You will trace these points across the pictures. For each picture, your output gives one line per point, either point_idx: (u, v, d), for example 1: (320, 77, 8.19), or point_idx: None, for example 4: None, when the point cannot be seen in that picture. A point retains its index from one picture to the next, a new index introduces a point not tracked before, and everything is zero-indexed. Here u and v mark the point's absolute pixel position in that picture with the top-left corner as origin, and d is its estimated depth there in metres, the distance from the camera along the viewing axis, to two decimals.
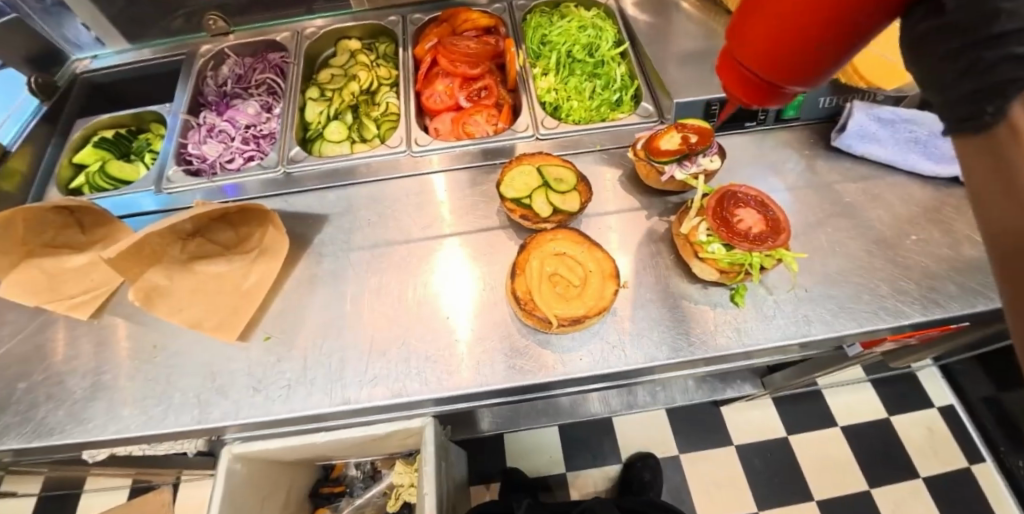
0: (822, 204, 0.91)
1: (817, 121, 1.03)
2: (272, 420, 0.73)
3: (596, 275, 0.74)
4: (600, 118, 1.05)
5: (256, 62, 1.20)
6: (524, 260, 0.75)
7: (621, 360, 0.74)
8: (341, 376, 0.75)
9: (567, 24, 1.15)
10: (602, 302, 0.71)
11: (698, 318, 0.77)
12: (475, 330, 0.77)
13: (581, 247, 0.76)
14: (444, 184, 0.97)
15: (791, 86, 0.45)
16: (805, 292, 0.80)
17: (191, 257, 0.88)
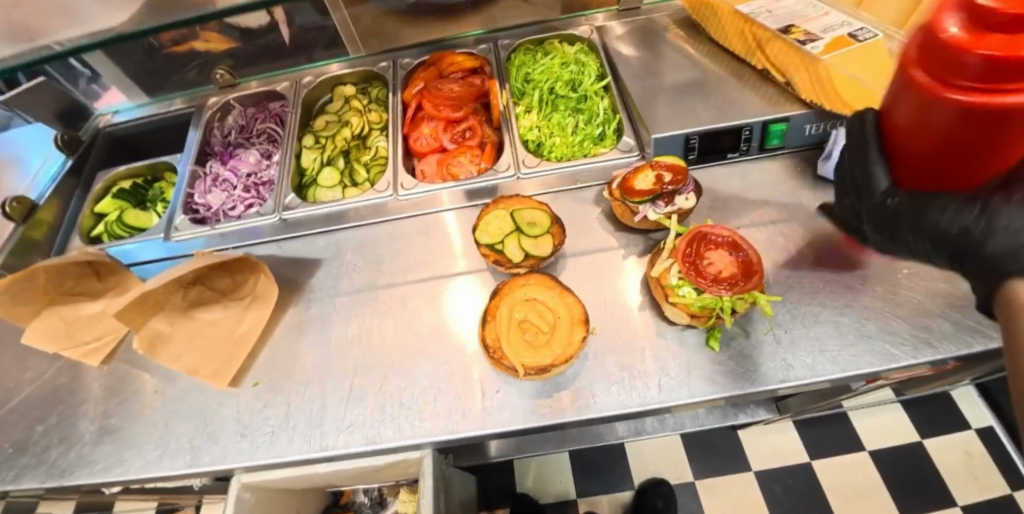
0: (806, 237, 0.89)
1: (804, 148, 1.01)
2: (258, 465, 0.77)
3: (565, 321, 0.74)
4: (582, 153, 1.06)
5: (257, 112, 1.27)
6: (495, 307, 0.77)
7: (593, 405, 0.74)
8: (321, 421, 0.78)
9: (550, 61, 1.17)
10: (569, 349, 0.72)
11: (672, 362, 0.77)
12: (450, 375, 0.79)
13: (552, 293, 0.77)
14: (456, 221, 1.01)
15: (945, 112, 0.38)
16: (783, 334, 0.79)
17: (192, 304, 0.93)
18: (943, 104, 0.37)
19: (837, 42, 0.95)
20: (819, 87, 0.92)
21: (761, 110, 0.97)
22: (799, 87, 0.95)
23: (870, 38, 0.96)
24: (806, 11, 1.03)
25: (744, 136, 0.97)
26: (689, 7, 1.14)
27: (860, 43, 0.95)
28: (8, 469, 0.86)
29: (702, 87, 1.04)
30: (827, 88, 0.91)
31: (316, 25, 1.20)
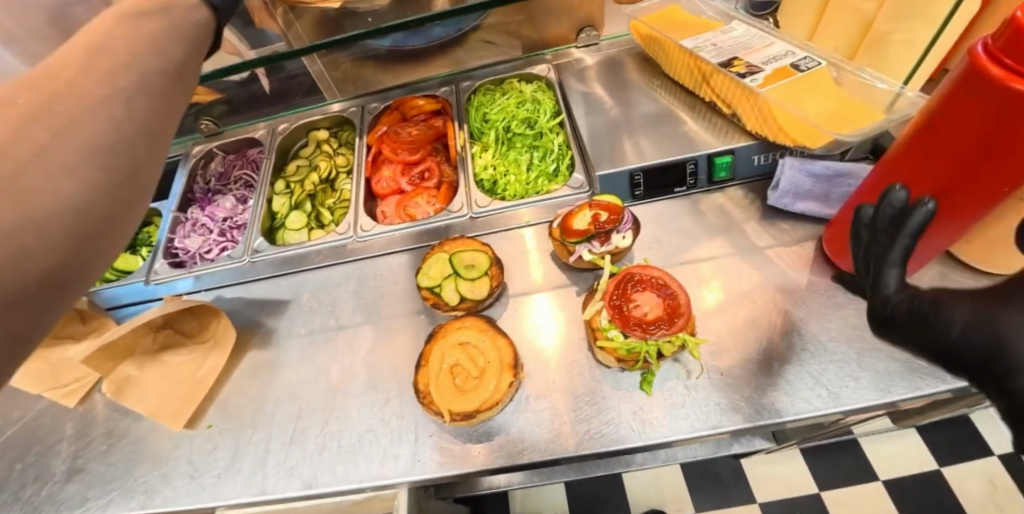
0: (751, 273, 0.88)
1: (755, 180, 1.01)
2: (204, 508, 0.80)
3: (494, 367, 0.75)
4: (534, 191, 1.08)
5: (237, 159, 1.34)
6: (429, 351, 0.79)
7: (558, 446, 0.73)
8: (262, 464, 0.80)
9: (507, 101, 1.21)
10: (495, 395, 0.72)
11: (607, 405, 0.76)
12: (389, 422, 0.81)
13: (485, 337, 0.78)
14: (386, 273, 1.02)
15: (992, 102, 0.55)
16: (753, 371, 0.77)
17: (161, 347, 0.97)
18: (992, 99, 0.55)
19: (779, 73, 0.95)
20: (763, 121, 0.94)
21: (706, 143, 0.98)
22: (745, 120, 0.97)
23: (813, 67, 0.95)
24: (751, 42, 1.04)
25: (689, 170, 0.97)
26: (639, 40, 1.18)
27: (802, 74, 0.94)
28: None
29: (651, 122, 1.05)
30: (770, 122, 0.92)
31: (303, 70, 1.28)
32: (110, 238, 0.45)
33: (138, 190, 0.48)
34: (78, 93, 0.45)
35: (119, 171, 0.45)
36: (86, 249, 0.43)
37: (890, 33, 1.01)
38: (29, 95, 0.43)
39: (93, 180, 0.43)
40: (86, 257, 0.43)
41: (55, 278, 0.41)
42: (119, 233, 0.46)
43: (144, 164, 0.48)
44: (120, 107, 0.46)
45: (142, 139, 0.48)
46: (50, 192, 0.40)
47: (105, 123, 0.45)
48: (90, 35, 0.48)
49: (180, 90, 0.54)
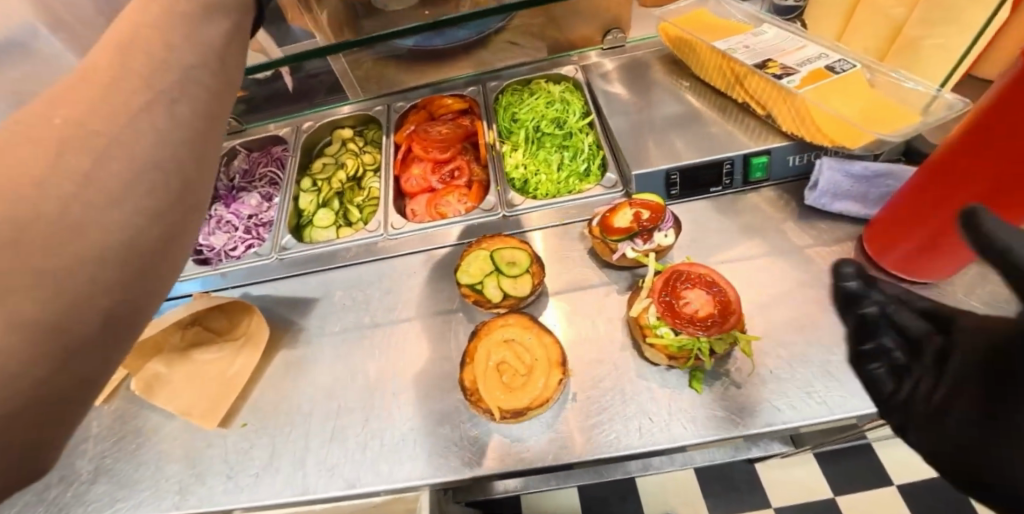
0: (791, 272, 0.89)
1: (790, 180, 1.01)
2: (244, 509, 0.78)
3: (542, 364, 0.75)
4: (567, 190, 1.08)
5: (261, 156, 1.33)
6: (474, 348, 0.78)
7: (604, 445, 0.73)
8: (301, 462, 0.80)
9: (536, 101, 1.21)
10: (545, 392, 0.72)
11: (637, 405, 0.76)
12: (432, 421, 0.80)
13: (531, 334, 0.77)
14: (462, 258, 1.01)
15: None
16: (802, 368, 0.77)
17: (189, 345, 0.95)
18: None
19: (815, 75, 0.96)
20: (801, 121, 0.94)
21: (742, 143, 0.98)
22: (780, 121, 0.97)
23: (849, 69, 0.96)
24: (783, 44, 1.04)
25: (725, 170, 0.98)
26: (668, 42, 1.18)
27: (838, 75, 0.95)
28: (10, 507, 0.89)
29: (683, 122, 1.06)
30: (808, 122, 0.93)
31: (325, 69, 1.28)
32: (166, 272, 0.39)
33: (189, 205, 0.41)
34: (119, 98, 0.37)
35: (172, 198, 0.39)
36: (146, 283, 0.37)
37: (922, 38, 1.02)
38: (69, 105, 0.36)
39: (143, 206, 0.36)
40: (139, 293, 0.36)
41: (118, 318, 0.35)
42: (174, 253, 0.39)
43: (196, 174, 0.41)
44: (173, 114, 0.40)
45: (188, 152, 0.41)
46: (103, 222, 0.34)
47: (151, 137, 0.38)
48: (126, 23, 0.41)
49: (226, 85, 0.47)
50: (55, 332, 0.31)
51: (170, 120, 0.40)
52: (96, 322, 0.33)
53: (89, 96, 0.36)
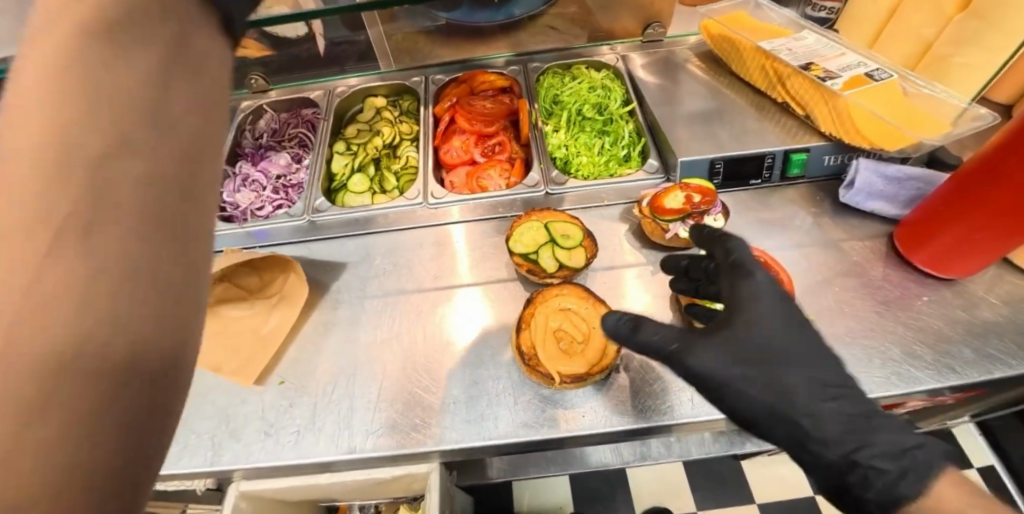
0: (830, 263, 0.92)
1: (824, 178, 1.06)
2: (286, 467, 0.77)
3: (601, 332, 0.77)
4: (608, 173, 1.09)
5: (291, 117, 1.30)
6: (531, 315, 0.79)
7: (648, 414, 0.75)
8: (347, 421, 0.79)
9: (578, 85, 1.23)
10: (604, 359, 0.74)
11: (671, 380, 0.78)
12: (485, 386, 0.81)
13: (587, 303, 0.80)
14: (467, 235, 1.03)
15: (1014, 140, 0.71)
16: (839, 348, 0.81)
17: (218, 300, 0.92)
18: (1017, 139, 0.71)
19: (855, 80, 1.01)
20: (839, 122, 0.98)
21: (782, 140, 1.03)
22: (820, 121, 1.01)
23: (886, 78, 1.02)
24: (824, 50, 1.09)
25: (766, 164, 1.02)
26: (709, 40, 1.22)
27: (877, 83, 1.00)
28: None
29: (727, 119, 1.08)
30: (848, 123, 0.97)
31: (347, 39, 1.25)
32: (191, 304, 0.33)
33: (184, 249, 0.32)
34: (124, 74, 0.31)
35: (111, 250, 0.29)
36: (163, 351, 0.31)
37: (951, 56, 1.07)
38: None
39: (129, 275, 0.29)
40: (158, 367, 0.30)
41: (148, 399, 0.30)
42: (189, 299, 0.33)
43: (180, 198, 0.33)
44: (126, 166, 0.29)
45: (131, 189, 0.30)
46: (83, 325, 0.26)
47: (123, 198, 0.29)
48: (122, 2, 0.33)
49: None
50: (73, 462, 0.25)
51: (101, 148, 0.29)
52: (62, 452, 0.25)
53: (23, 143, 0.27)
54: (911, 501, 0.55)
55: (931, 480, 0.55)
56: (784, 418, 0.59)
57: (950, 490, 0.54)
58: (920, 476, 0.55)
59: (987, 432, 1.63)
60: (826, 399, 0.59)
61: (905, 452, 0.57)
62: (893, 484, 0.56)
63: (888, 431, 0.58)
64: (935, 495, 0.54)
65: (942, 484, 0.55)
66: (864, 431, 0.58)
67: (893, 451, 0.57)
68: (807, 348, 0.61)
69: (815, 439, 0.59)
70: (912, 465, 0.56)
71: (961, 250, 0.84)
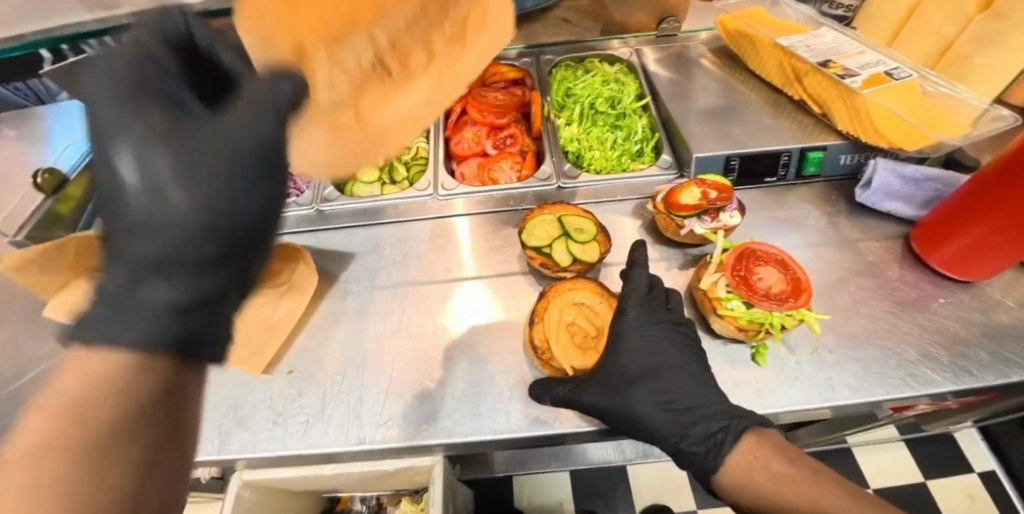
0: (844, 263, 0.92)
1: (840, 178, 1.05)
2: (293, 456, 0.76)
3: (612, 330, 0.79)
4: (620, 167, 1.08)
5: None
6: (543, 308, 0.78)
7: None
8: (354, 412, 0.79)
9: (592, 78, 1.22)
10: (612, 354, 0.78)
11: None
12: (485, 378, 0.80)
13: (601, 299, 0.81)
14: (467, 227, 1.02)
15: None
16: (854, 349, 0.80)
17: None
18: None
19: (874, 79, 0.99)
20: (857, 121, 0.97)
21: (798, 138, 1.01)
22: (837, 119, 0.99)
23: (905, 77, 1.00)
24: (842, 48, 1.08)
25: (782, 162, 1.01)
26: (724, 35, 1.20)
27: (897, 81, 0.99)
28: None
29: (743, 116, 1.07)
30: (866, 122, 0.95)
31: None
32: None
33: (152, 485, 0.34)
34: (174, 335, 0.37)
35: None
36: None
37: (971, 57, 1.06)
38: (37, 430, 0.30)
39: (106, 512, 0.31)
40: None
41: None
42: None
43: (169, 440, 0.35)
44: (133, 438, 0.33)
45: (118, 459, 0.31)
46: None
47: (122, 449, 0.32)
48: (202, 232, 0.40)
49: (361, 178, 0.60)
50: None
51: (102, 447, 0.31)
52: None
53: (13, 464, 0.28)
54: (717, 472, 0.63)
55: (732, 446, 0.62)
56: (632, 423, 0.70)
57: (746, 455, 0.61)
58: (718, 450, 0.63)
59: (990, 437, 1.63)
60: (665, 406, 0.70)
61: (712, 435, 0.64)
62: (705, 459, 0.64)
63: (705, 420, 0.66)
64: (733, 463, 0.62)
65: (743, 449, 0.61)
66: (692, 416, 0.67)
67: (707, 433, 0.65)
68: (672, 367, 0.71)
69: (662, 436, 0.70)
70: (714, 444, 0.63)
71: (994, 250, 0.81)
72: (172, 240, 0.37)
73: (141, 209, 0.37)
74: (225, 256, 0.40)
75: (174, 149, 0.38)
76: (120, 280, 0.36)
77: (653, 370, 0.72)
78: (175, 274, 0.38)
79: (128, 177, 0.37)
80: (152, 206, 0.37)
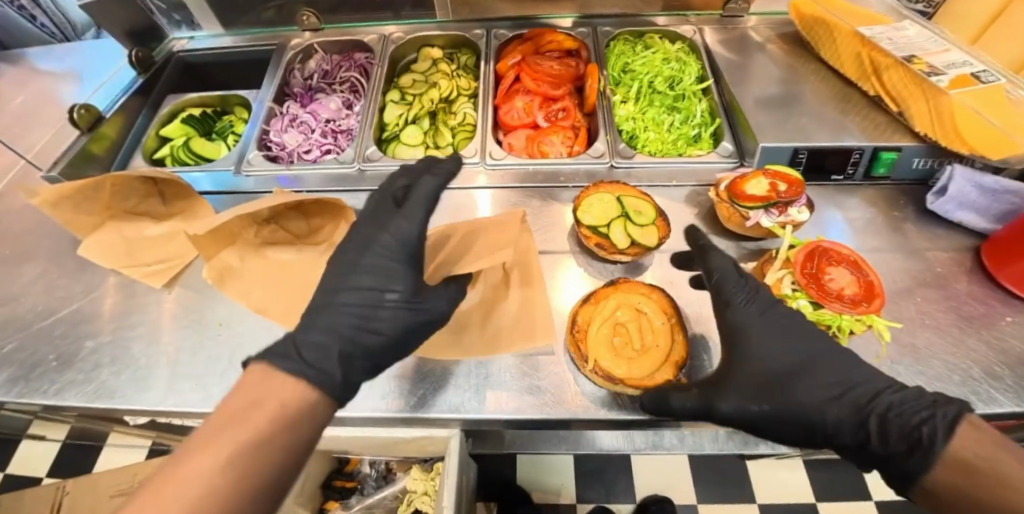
0: (909, 272, 0.87)
1: (908, 182, 1.00)
2: (373, 416, 0.74)
3: (659, 354, 0.72)
4: (676, 152, 1.04)
5: (343, 60, 1.26)
6: (605, 295, 0.78)
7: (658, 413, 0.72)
8: (440, 382, 0.76)
9: (652, 55, 1.17)
10: (647, 379, 0.69)
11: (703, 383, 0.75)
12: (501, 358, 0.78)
13: (664, 320, 0.75)
14: (491, 200, 0.97)
15: None
16: (916, 362, 0.76)
17: (264, 242, 0.88)
18: None
19: (960, 80, 0.92)
20: (937, 122, 0.90)
21: (871, 136, 0.96)
22: (914, 120, 0.93)
23: (993, 81, 0.92)
24: (926, 44, 1.01)
25: (852, 160, 0.95)
26: (797, 20, 1.14)
27: (983, 85, 0.91)
28: (51, 381, 0.80)
29: (812, 108, 1.01)
30: (947, 124, 0.89)
31: None
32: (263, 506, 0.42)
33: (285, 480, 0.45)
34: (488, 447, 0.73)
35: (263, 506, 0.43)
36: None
37: None
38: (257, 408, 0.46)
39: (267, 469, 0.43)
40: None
41: None
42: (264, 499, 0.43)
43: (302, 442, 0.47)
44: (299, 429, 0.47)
45: (291, 463, 0.46)
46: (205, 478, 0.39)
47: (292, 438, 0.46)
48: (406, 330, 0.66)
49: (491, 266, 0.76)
50: None
51: (286, 463, 0.45)
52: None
53: (249, 430, 0.43)
54: (929, 466, 0.50)
55: (946, 437, 0.49)
56: (790, 416, 0.60)
57: (969, 446, 0.48)
58: (927, 448, 0.50)
59: None
60: (832, 395, 0.59)
61: (913, 429, 0.52)
62: (909, 459, 0.52)
63: (897, 406, 0.55)
64: (950, 454, 0.48)
65: (961, 440, 0.49)
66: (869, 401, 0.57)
67: (907, 429, 0.53)
68: (828, 356, 0.62)
69: (835, 433, 0.58)
70: (920, 430, 0.51)
71: None
72: (367, 362, 0.60)
73: (374, 328, 0.62)
74: (370, 373, 0.62)
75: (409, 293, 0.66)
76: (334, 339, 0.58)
77: (803, 362, 0.63)
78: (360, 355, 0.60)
79: (390, 283, 0.65)
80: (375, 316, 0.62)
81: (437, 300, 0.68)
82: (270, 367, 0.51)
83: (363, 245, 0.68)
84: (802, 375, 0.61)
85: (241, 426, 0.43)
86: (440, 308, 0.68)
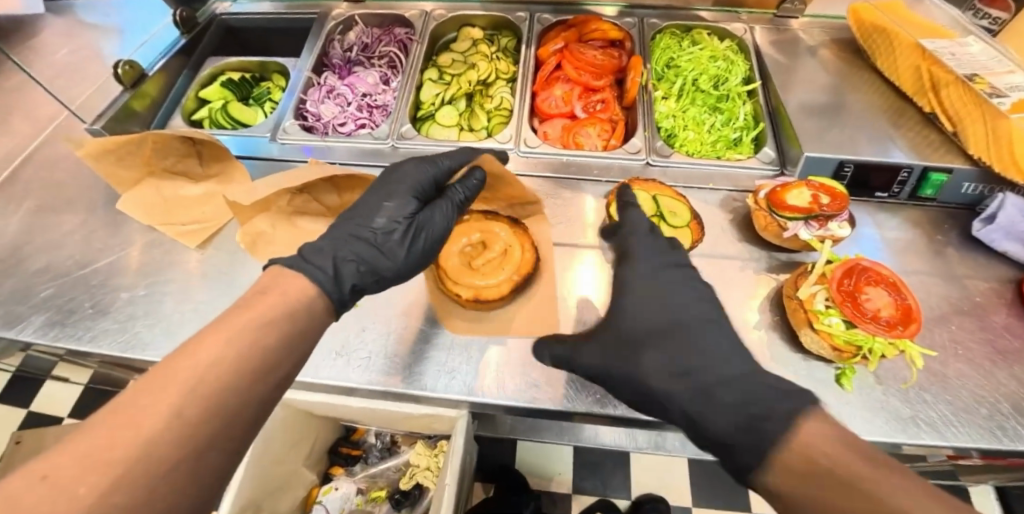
0: (947, 299, 0.85)
1: (955, 206, 0.97)
2: (389, 390, 0.75)
3: (476, 282, 0.80)
4: (715, 154, 1.01)
5: (383, 34, 1.25)
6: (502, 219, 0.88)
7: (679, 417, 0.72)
8: (451, 368, 0.76)
9: (699, 52, 1.13)
10: (453, 287, 0.80)
11: None
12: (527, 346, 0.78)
13: (509, 273, 0.80)
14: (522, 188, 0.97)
15: None
16: (944, 391, 0.74)
17: (295, 212, 0.89)
18: None
19: None
20: (992, 145, 0.86)
21: (921, 154, 0.92)
22: (968, 139, 0.89)
23: None
24: (990, 63, 0.94)
25: (900, 178, 0.92)
26: (855, 26, 1.09)
27: None
28: (86, 329, 0.83)
29: (860, 120, 0.98)
30: (1002, 149, 0.85)
31: None
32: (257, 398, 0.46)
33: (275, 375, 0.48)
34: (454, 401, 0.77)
35: (272, 385, 0.48)
36: (228, 414, 0.43)
37: None
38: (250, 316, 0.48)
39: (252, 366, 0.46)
40: (220, 419, 0.42)
41: (192, 445, 0.40)
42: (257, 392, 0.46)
43: (286, 348, 0.49)
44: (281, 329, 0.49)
45: (298, 347, 0.51)
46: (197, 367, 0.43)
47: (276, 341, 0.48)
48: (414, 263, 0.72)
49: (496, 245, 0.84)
50: (148, 450, 0.37)
51: (295, 351, 0.51)
52: (111, 479, 0.35)
53: (229, 336, 0.46)
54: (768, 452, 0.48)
55: (788, 429, 0.48)
56: (632, 377, 0.62)
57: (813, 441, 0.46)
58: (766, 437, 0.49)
59: None
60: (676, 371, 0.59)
61: (754, 417, 0.51)
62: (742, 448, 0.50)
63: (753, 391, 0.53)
64: (795, 442, 0.46)
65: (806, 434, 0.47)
66: (708, 379, 0.57)
67: (746, 418, 0.51)
68: (717, 338, 0.61)
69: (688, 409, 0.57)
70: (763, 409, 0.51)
71: None
72: (361, 268, 0.63)
73: (372, 232, 0.66)
74: (368, 282, 0.65)
75: (405, 205, 0.70)
76: (326, 244, 0.63)
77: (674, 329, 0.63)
78: (354, 258, 0.63)
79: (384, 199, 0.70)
80: (371, 227, 0.67)
81: (433, 215, 0.71)
82: (282, 267, 0.58)
83: (383, 174, 0.75)
84: (679, 347, 0.61)
85: (252, 309, 0.49)
86: (436, 223, 0.71)
